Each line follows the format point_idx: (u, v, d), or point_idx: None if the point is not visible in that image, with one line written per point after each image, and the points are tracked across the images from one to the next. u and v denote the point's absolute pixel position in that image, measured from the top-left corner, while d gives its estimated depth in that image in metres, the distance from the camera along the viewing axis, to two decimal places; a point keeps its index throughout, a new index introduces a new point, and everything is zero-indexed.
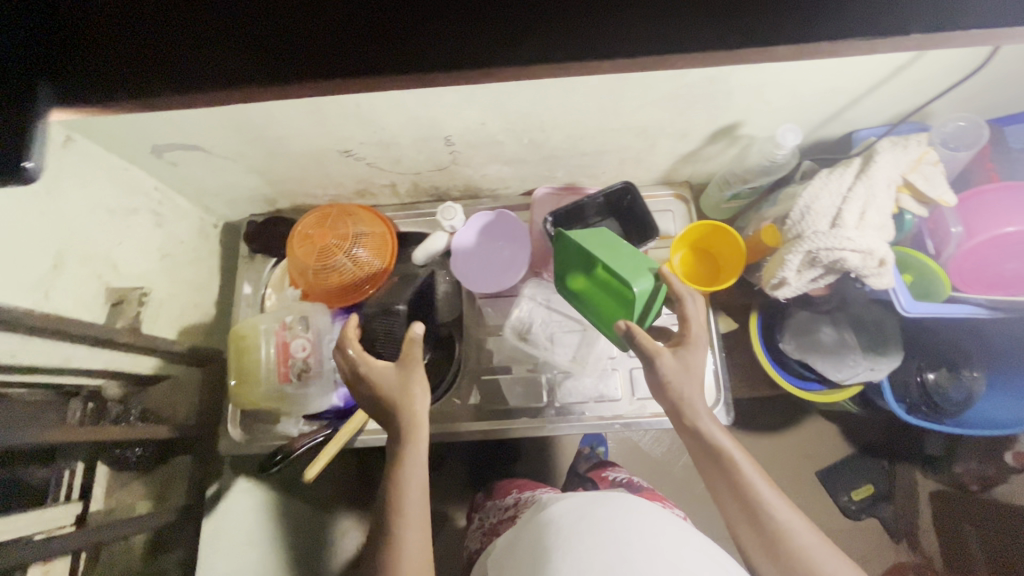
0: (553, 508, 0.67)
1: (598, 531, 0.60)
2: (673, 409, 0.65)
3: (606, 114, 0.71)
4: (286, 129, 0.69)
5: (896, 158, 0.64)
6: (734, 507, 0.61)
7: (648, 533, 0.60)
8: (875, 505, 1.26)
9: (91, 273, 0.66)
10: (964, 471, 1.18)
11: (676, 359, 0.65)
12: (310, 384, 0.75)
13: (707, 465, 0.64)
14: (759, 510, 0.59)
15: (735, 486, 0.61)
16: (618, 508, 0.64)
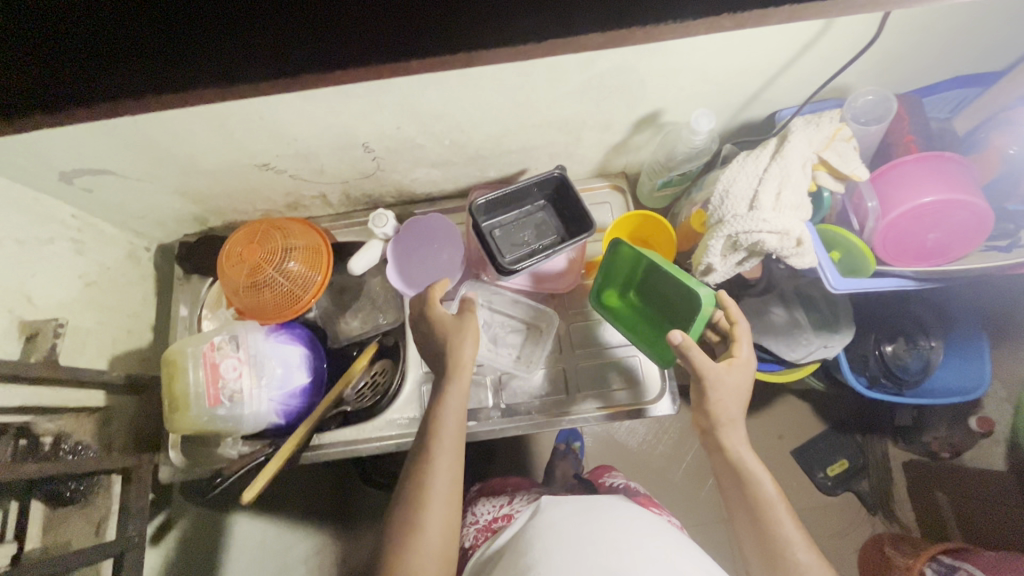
0: (547, 514, 0.69)
1: (596, 542, 0.61)
2: (714, 425, 0.65)
3: (522, 111, 0.70)
4: (196, 146, 0.67)
5: (809, 136, 0.64)
6: (755, 537, 0.61)
7: (634, 542, 0.62)
8: (851, 479, 1.26)
9: (0, 308, 0.64)
10: (932, 440, 1.20)
11: (731, 379, 0.64)
12: (242, 405, 0.73)
13: (736, 491, 0.64)
14: (779, 545, 0.59)
15: (760, 518, 0.61)
16: (607, 518, 0.66)
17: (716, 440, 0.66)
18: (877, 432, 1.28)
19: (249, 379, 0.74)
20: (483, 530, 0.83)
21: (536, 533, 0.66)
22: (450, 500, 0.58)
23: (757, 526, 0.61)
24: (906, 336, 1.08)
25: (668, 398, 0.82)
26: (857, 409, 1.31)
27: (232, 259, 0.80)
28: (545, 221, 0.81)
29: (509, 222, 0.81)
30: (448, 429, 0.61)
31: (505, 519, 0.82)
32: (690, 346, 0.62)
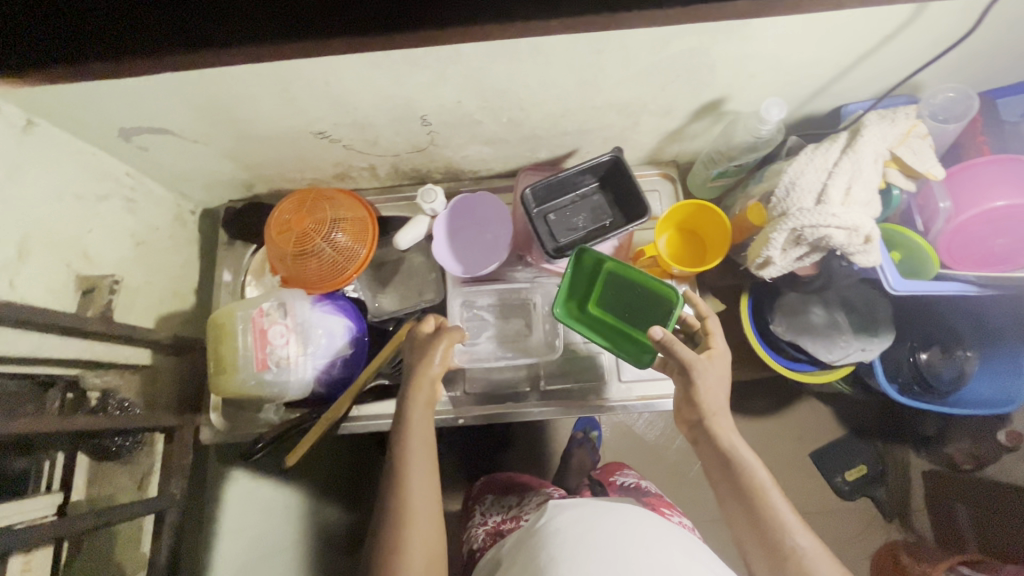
0: (558, 517, 0.69)
1: (607, 548, 0.61)
2: (704, 416, 0.65)
3: (587, 91, 0.69)
4: (257, 111, 0.67)
5: (883, 132, 0.62)
6: (750, 524, 0.61)
7: (652, 545, 0.62)
8: (869, 486, 1.27)
9: (60, 261, 0.64)
10: (955, 451, 1.17)
11: (713, 366, 0.66)
12: (287, 372, 0.74)
13: (727, 481, 0.63)
14: (775, 528, 0.59)
15: (755, 506, 0.60)
16: (619, 519, 0.67)
17: (701, 430, 0.66)
18: (899, 441, 1.27)
19: (296, 346, 0.74)
20: (493, 533, 0.87)
21: (548, 537, 0.65)
22: (427, 494, 0.60)
23: (752, 514, 0.61)
24: (942, 345, 1.08)
25: None
26: (878, 414, 1.30)
27: (280, 228, 0.81)
28: (601, 204, 0.80)
29: (564, 206, 0.81)
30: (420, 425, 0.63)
31: (512, 523, 0.87)
32: (672, 340, 0.65)
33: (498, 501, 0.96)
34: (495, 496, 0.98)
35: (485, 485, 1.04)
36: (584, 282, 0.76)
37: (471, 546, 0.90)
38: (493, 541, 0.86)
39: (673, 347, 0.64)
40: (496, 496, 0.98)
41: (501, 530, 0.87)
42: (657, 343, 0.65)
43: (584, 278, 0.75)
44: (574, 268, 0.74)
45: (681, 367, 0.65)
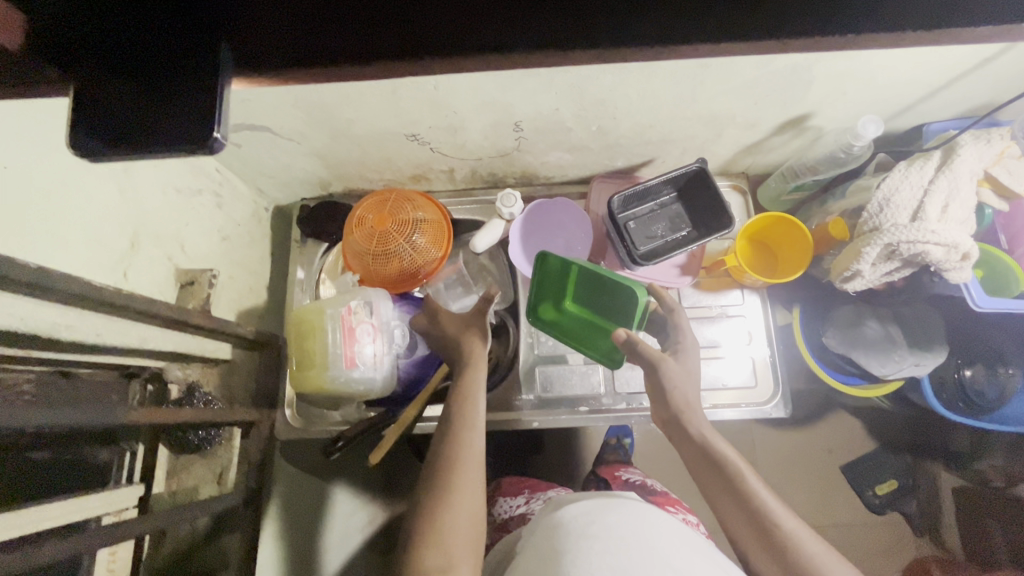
0: (563, 511, 0.69)
1: (604, 539, 0.61)
2: (674, 413, 0.63)
3: (680, 102, 0.70)
4: (359, 112, 0.68)
5: (980, 152, 0.63)
6: (741, 514, 0.57)
7: (660, 540, 0.62)
8: (899, 500, 1.24)
9: (162, 254, 0.65)
10: (988, 468, 1.14)
11: (679, 363, 0.65)
12: (371, 369, 0.74)
13: (709, 473, 0.60)
14: (762, 517, 0.55)
15: (742, 496, 0.57)
16: (628, 513, 0.66)
17: (676, 423, 0.63)
18: (929, 456, 1.24)
19: (380, 344, 0.75)
20: (501, 530, 0.93)
21: (552, 530, 0.66)
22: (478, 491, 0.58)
23: (739, 504, 0.57)
24: (984, 361, 1.05)
25: (779, 401, 0.83)
26: (911, 429, 1.26)
27: (360, 226, 0.81)
28: (679, 214, 0.82)
29: (643, 214, 0.82)
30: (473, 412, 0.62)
31: (519, 519, 0.92)
32: (637, 339, 0.65)
33: (507, 498, 0.99)
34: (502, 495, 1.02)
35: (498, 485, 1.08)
36: (555, 282, 0.78)
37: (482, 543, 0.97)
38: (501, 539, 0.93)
39: (638, 346, 0.65)
40: (505, 493, 1.02)
41: (507, 526, 0.93)
42: (623, 345, 0.66)
43: (554, 279, 0.77)
44: (541, 273, 0.77)
45: (648, 364, 0.64)
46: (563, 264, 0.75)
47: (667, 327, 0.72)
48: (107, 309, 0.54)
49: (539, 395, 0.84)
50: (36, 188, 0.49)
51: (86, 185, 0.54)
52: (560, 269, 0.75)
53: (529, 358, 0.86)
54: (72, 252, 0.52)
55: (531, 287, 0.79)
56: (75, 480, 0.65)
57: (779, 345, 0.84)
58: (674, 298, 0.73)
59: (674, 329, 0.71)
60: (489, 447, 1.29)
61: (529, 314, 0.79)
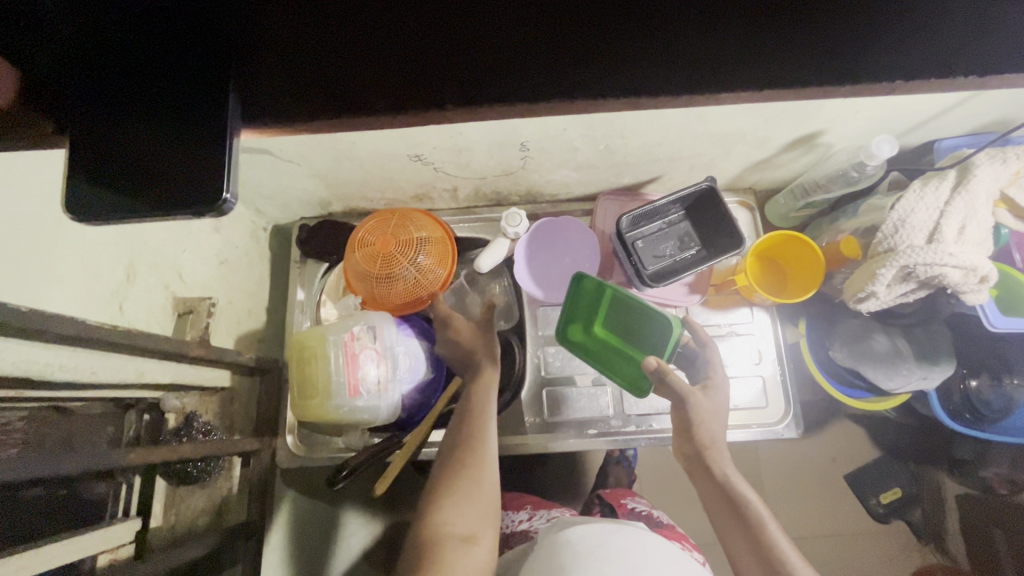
0: (568, 529, 0.67)
1: (613, 564, 0.59)
2: (700, 449, 0.62)
3: (690, 122, 0.68)
4: (363, 134, 0.66)
5: (996, 172, 0.62)
6: (757, 562, 0.55)
7: (665, 570, 0.61)
8: (905, 508, 1.22)
9: (159, 283, 0.63)
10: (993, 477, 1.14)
11: (709, 400, 0.64)
12: (378, 398, 0.72)
13: (727, 515, 0.58)
14: (778, 566, 0.53)
15: (759, 542, 0.55)
16: (634, 538, 0.65)
17: (698, 459, 0.62)
18: (934, 462, 1.20)
19: (384, 371, 0.74)
20: (500, 545, 0.91)
21: (557, 547, 0.64)
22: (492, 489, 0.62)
23: (755, 549, 0.55)
24: (988, 371, 1.02)
25: (791, 422, 0.82)
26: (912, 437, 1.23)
27: (364, 248, 0.79)
28: (688, 232, 0.81)
29: (651, 233, 0.80)
30: (487, 416, 0.66)
31: (521, 535, 0.89)
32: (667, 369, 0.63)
33: (509, 512, 0.98)
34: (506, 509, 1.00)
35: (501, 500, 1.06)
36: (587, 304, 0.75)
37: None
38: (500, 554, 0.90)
39: (668, 377, 0.63)
40: (506, 508, 1.00)
41: (507, 542, 0.90)
42: (652, 374, 0.64)
43: (587, 302, 0.75)
44: (575, 292, 0.74)
45: (676, 398, 0.63)
46: (599, 288, 0.73)
47: (697, 364, 0.71)
48: (106, 346, 0.51)
49: (546, 417, 0.83)
50: (31, 223, 0.46)
51: None
52: (597, 291, 0.73)
53: (536, 380, 0.84)
54: (68, 287, 0.50)
55: (564, 306, 0.76)
56: (70, 519, 0.63)
57: (792, 366, 0.82)
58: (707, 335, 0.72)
59: (704, 366, 0.70)
60: None
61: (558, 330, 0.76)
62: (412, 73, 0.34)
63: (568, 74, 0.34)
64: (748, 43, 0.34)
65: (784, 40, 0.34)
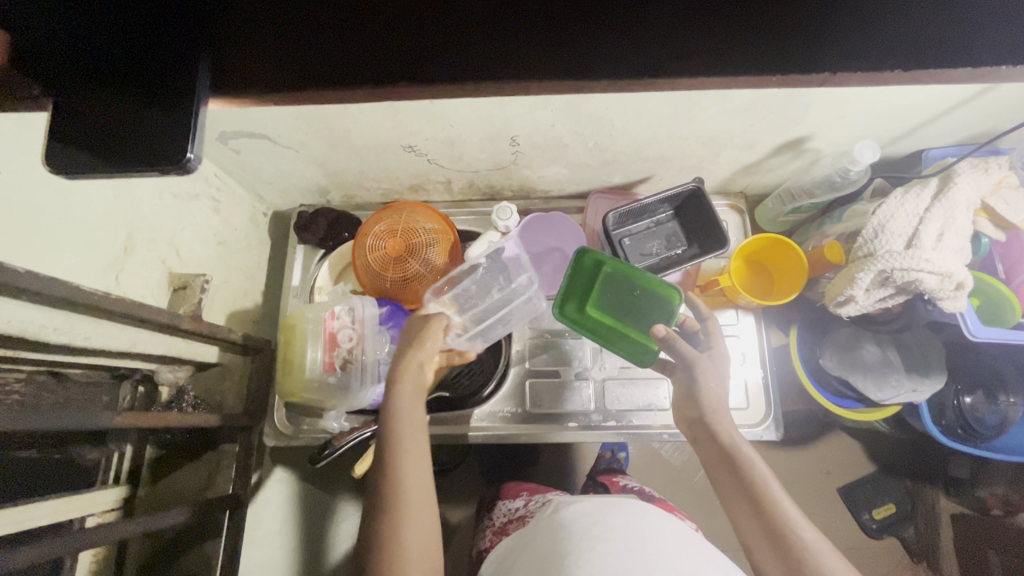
0: (564, 511, 0.69)
1: (606, 541, 0.61)
2: (705, 413, 0.62)
3: (675, 122, 0.70)
4: (356, 123, 0.68)
5: (977, 181, 0.63)
6: (757, 522, 0.56)
7: (662, 541, 0.62)
8: (897, 525, 1.18)
9: (157, 259, 0.66)
10: (988, 494, 1.11)
11: (714, 366, 0.65)
12: (351, 377, 0.73)
13: (728, 477, 0.59)
14: (778, 525, 0.54)
15: (760, 503, 0.56)
16: (630, 514, 0.66)
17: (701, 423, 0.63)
18: (928, 481, 1.19)
19: (364, 350, 0.74)
20: (500, 534, 0.92)
21: (554, 531, 0.66)
22: (430, 514, 0.58)
23: (755, 511, 0.56)
24: (985, 389, 1.01)
25: (772, 423, 0.82)
26: (906, 450, 1.22)
27: (374, 242, 0.82)
28: (675, 232, 0.82)
29: (639, 231, 0.82)
30: (410, 427, 0.61)
31: (518, 522, 0.91)
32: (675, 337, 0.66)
33: (507, 500, 1.00)
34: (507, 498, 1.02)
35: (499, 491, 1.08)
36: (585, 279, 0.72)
37: (481, 546, 0.96)
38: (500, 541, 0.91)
39: (675, 343, 0.66)
40: (505, 497, 1.03)
41: (507, 529, 0.92)
42: (660, 341, 0.66)
43: (585, 276, 0.72)
44: (574, 268, 0.72)
45: (684, 365, 0.65)
46: (595, 266, 0.72)
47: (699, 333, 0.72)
48: (100, 313, 0.54)
49: (528, 408, 0.84)
50: (33, 191, 0.49)
51: (82, 190, 0.54)
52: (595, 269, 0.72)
53: (520, 371, 0.86)
54: (65, 256, 0.53)
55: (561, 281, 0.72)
56: (62, 480, 0.66)
57: (775, 368, 0.83)
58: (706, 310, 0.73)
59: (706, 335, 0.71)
60: (483, 455, 1.28)
61: (554, 307, 0.71)
62: (374, 42, 0.28)
63: (549, 47, 0.28)
64: (768, 22, 0.27)
65: (811, 14, 0.27)
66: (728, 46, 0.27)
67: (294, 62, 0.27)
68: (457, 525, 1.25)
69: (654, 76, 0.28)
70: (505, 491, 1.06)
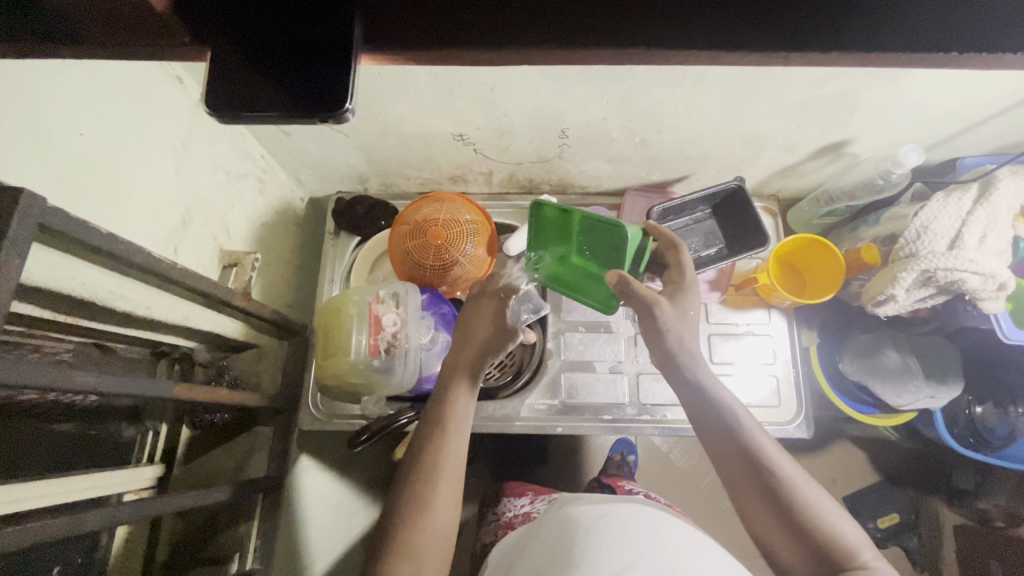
0: (570, 509, 0.70)
1: (611, 534, 0.62)
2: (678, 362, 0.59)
3: (724, 121, 0.71)
4: (412, 109, 0.69)
5: (1018, 187, 0.65)
6: (789, 532, 0.53)
7: (671, 538, 0.64)
8: (901, 534, 1.18)
9: (209, 234, 0.66)
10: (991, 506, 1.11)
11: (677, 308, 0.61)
12: (396, 360, 0.73)
13: (751, 482, 0.55)
14: (815, 532, 0.52)
15: (785, 501, 0.54)
16: (634, 511, 0.68)
17: (697, 395, 0.58)
18: (931, 490, 1.19)
19: (407, 335, 0.74)
20: (506, 528, 0.92)
21: (561, 526, 0.67)
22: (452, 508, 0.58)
23: (784, 517, 0.53)
24: (995, 399, 1.01)
25: (802, 422, 0.84)
26: (912, 459, 1.23)
27: (415, 230, 0.81)
28: (713, 229, 0.83)
29: (678, 228, 0.83)
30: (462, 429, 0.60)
31: (523, 517, 0.90)
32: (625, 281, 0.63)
33: (512, 498, 1.00)
34: (517, 492, 1.03)
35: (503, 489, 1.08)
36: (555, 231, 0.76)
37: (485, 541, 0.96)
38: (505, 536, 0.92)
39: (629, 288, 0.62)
40: (509, 495, 1.02)
41: (513, 524, 0.91)
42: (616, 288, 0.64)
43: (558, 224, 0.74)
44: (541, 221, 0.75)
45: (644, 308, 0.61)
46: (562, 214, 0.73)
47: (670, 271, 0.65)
48: (165, 284, 0.54)
49: (561, 402, 0.84)
50: (107, 156, 0.49)
51: (149, 158, 0.54)
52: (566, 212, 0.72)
53: (553, 363, 0.86)
54: (134, 222, 0.53)
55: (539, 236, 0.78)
56: (98, 455, 0.65)
57: (805, 367, 0.84)
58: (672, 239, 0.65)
59: (674, 267, 0.65)
60: (495, 452, 1.28)
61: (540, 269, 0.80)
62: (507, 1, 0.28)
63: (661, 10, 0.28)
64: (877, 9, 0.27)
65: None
66: (830, 33, 0.28)
67: (435, 14, 0.27)
68: (464, 522, 1.24)
69: (755, 54, 0.29)
70: (517, 487, 1.05)
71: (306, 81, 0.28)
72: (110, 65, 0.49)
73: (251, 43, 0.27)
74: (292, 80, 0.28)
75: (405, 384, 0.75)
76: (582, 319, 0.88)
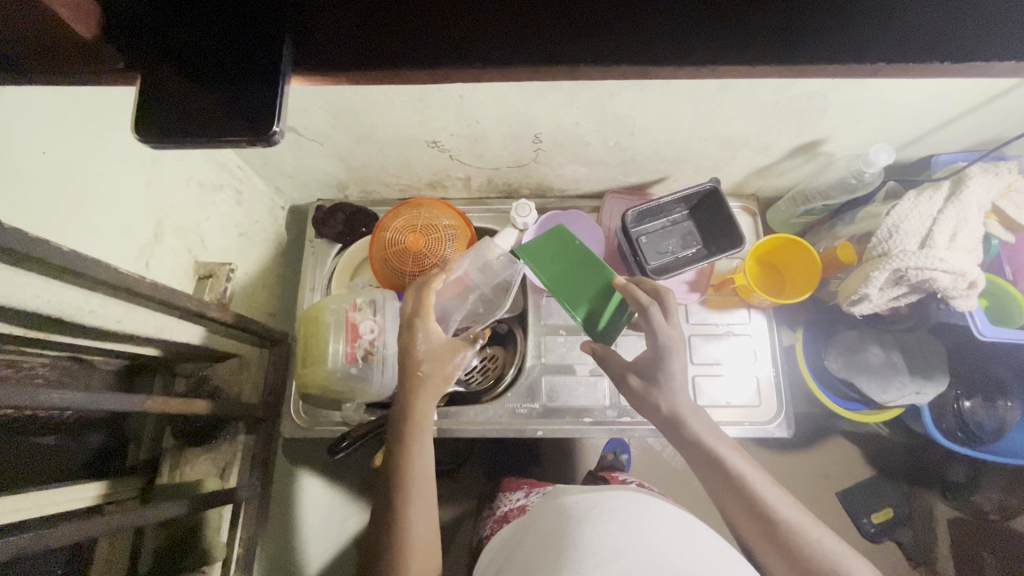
0: (565, 498, 0.70)
1: (605, 520, 0.62)
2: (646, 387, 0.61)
3: (696, 123, 0.71)
4: (384, 117, 0.69)
5: (988, 184, 0.65)
6: (768, 537, 0.55)
7: (668, 525, 0.63)
8: (895, 530, 1.17)
9: (183, 247, 0.66)
10: (984, 500, 1.10)
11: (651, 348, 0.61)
12: (374, 368, 0.74)
13: (728, 494, 0.57)
14: (786, 534, 0.54)
15: (764, 516, 0.55)
16: (626, 498, 0.68)
17: (666, 420, 0.60)
18: (926, 485, 1.19)
19: (385, 343, 0.75)
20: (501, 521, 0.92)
21: (557, 514, 0.67)
22: (430, 514, 0.58)
23: (765, 530, 0.55)
24: (982, 393, 1.00)
25: (783, 421, 0.84)
26: (906, 453, 1.21)
27: (393, 237, 0.82)
28: (690, 231, 0.84)
29: (655, 230, 0.84)
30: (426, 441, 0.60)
31: (519, 510, 0.90)
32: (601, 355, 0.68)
33: (509, 492, 1.00)
34: (507, 491, 1.03)
35: (500, 485, 1.09)
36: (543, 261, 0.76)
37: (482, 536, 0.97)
38: (500, 529, 0.92)
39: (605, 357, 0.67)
40: (506, 491, 1.03)
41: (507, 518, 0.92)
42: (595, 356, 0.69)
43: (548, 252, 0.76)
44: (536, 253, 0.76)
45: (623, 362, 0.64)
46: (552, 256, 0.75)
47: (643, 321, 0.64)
48: (134, 297, 0.54)
49: (542, 404, 0.85)
50: (71, 170, 0.50)
51: (118, 173, 0.55)
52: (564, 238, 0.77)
53: (535, 367, 0.87)
54: (101, 237, 0.54)
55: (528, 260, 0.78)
56: (77, 468, 0.65)
57: (786, 365, 0.85)
58: (646, 298, 0.63)
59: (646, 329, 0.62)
60: (487, 454, 1.28)
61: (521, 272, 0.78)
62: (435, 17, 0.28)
63: (593, 26, 0.28)
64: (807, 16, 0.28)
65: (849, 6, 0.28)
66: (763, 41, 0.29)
67: (372, 40, 0.28)
68: (458, 525, 1.23)
69: (696, 65, 0.30)
70: (510, 486, 1.05)
71: (240, 95, 0.28)
72: (71, 87, 0.49)
73: (181, 62, 0.28)
74: (228, 92, 0.28)
75: (385, 391, 0.75)
76: (562, 322, 0.89)
